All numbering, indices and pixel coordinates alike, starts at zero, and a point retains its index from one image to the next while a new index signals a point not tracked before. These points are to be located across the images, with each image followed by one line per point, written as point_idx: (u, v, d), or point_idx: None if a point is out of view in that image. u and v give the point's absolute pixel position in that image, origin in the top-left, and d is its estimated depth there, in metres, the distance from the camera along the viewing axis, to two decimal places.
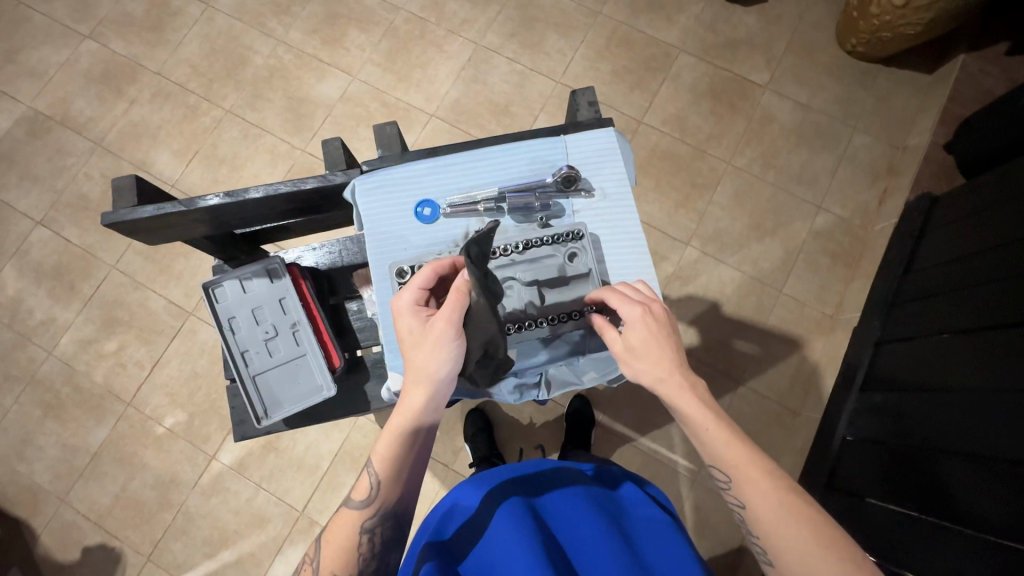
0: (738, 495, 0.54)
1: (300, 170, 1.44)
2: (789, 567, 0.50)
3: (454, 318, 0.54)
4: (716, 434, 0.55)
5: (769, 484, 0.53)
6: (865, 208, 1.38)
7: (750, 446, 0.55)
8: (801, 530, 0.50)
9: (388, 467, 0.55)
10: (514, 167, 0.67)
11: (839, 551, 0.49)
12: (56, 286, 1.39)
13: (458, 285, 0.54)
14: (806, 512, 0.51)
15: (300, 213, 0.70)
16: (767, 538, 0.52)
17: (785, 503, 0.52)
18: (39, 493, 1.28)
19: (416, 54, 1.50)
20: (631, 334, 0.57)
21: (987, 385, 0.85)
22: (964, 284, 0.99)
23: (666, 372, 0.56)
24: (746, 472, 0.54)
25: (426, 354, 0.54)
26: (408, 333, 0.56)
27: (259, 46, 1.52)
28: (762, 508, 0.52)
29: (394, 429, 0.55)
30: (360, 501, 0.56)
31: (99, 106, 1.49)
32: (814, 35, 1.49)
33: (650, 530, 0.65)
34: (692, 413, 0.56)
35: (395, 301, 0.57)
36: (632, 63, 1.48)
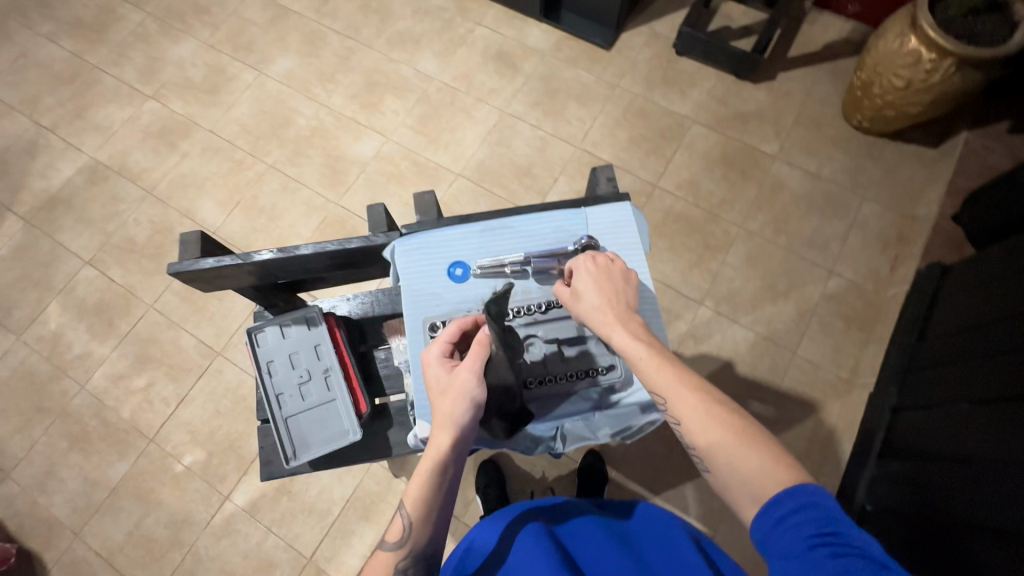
0: (673, 414, 0.55)
1: (332, 222, 1.53)
2: (725, 477, 0.51)
3: (476, 368, 0.57)
4: (648, 358, 0.57)
5: (700, 397, 0.54)
6: (878, 274, 1.41)
7: (678, 365, 0.57)
8: (730, 438, 0.52)
9: (419, 507, 0.56)
10: (539, 235, 0.73)
11: (766, 449, 0.51)
12: (95, 323, 1.46)
13: (480, 339, 0.58)
14: (734, 418, 0.53)
15: (342, 268, 0.76)
16: (703, 451, 0.53)
17: (712, 408, 0.54)
18: (55, 526, 1.30)
19: (446, 119, 1.62)
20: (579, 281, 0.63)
21: (999, 456, 0.85)
22: (978, 353, 1.00)
23: (603, 309, 0.61)
24: (676, 389, 0.55)
25: (451, 401, 0.56)
26: (436, 382, 0.58)
27: (304, 109, 1.66)
28: (697, 421, 0.53)
29: (424, 471, 0.56)
30: (394, 543, 0.56)
31: (154, 158, 1.62)
32: (821, 110, 1.57)
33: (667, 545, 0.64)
34: (627, 345, 0.58)
35: (424, 354, 0.61)
36: (647, 131, 1.58)
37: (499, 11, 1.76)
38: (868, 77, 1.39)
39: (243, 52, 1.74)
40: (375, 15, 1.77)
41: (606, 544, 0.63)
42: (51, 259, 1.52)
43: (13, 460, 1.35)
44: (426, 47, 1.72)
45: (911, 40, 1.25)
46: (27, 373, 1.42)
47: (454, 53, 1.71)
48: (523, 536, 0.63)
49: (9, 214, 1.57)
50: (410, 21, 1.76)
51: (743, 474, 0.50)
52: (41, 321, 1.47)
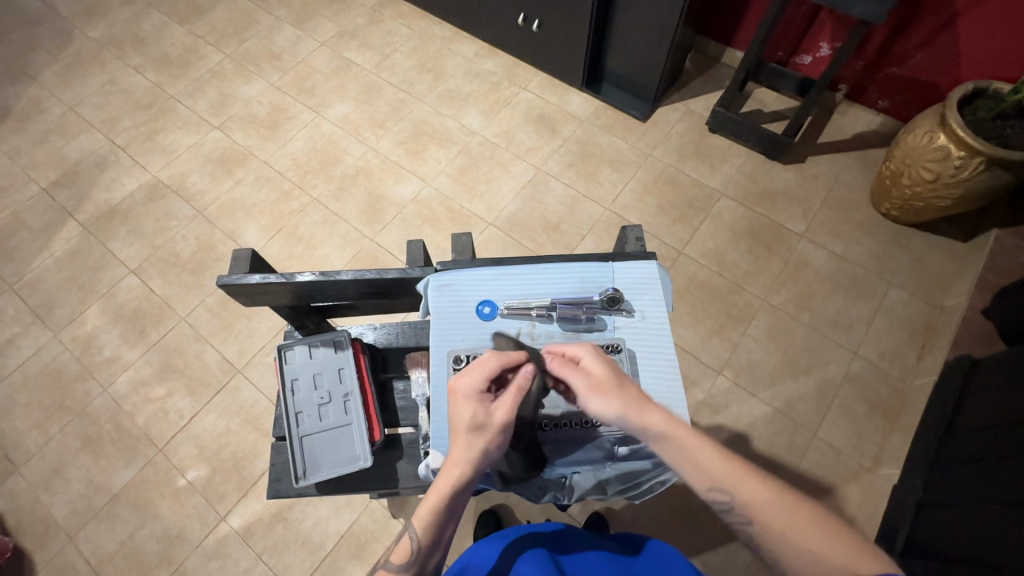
0: (743, 512, 0.54)
1: (365, 256, 1.59)
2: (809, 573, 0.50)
3: (513, 410, 0.59)
4: (710, 454, 0.56)
5: (769, 490, 0.54)
6: (903, 361, 1.38)
7: (736, 457, 0.56)
8: (810, 534, 0.51)
9: (430, 531, 0.55)
10: (566, 283, 0.75)
11: (845, 545, 0.50)
12: (128, 328, 1.52)
13: (521, 383, 0.60)
14: (805, 512, 0.52)
15: (374, 296, 0.79)
16: (778, 544, 0.52)
17: (784, 502, 0.53)
18: (52, 526, 1.30)
19: (484, 171, 1.71)
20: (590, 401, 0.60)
21: None
22: (1007, 454, 0.96)
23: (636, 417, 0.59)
24: (744, 484, 0.54)
25: (485, 441, 0.58)
26: (471, 414, 0.58)
27: (353, 150, 1.77)
28: (770, 516, 0.52)
29: (441, 496, 0.56)
30: (397, 566, 0.54)
31: (209, 182, 1.74)
32: (849, 195, 1.61)
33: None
34: (680, 442, 0.57)
35: (458, 383, 0.60)
36: (676, 199, 1.63)
37: (544, 79, 1.88)
38: (897, 168, 1.42)
39: (305, 96, 1.89)
40: (429, 73, 1.92)
41: None
42: (100, 265, 1.61)
43: (26, 455, 1.37)
44: (472, 105, 1.84)
45: (940, 137, 1.29)
46: (56, 370, 1.47)
47: (499, 112, 1.82)
48: (526, 561, 0.60)
49: (70, 219, 1.68)
50: (461, 81, 1.90)
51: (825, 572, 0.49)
52: (79, 322, 1.54)
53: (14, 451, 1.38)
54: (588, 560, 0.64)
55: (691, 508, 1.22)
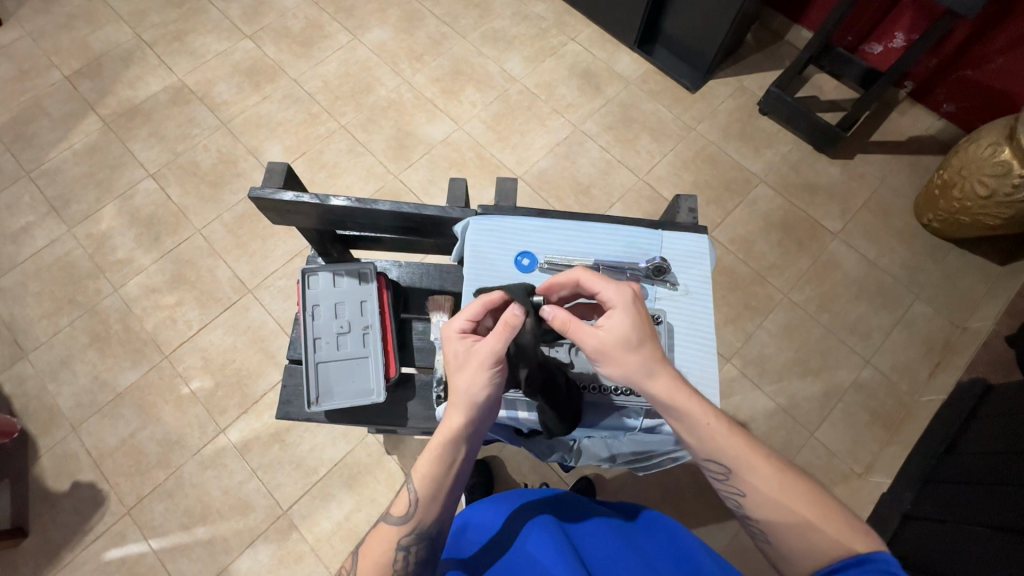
0: (737, 483, 0.56)
1: (387, 192, 1.56)
2: (793, 549, 0.53)
3: (498, 344, 0.57)
4: (717, 427, 0.56)
5: (770, 468, 0.55)
6: (914, 375, 1.37)
7: (744, 433, 0.57)
8: (803, 509, 0.53)
9: (426, 483, 0.57)
10: (612, 246, 0.73)
11: (834, 520, 0.52)
12: (143, 233, 1.51)
13: (508, 319, 0.57)
14: (804, 490, 0.54)
15: (406, 232, 0.77)
16: (768, 520, 0.54)
17: (781, 477, 0.55)
18: (56, 415, 1.33)
19: (520, 121, 1.64)
20: (613, 318, 0.57)
21: None
22: (1004, 480, 0.96)
23: (656, 367, 0.57)
24: (744, 462, 0.55)
25: (469, 378, 0.57)
26: (454, 356, 0.59)
27: (387, 80, 1.70)
28: (764, 492, 0.54)
29: (434, 444, 0.57)
30: (398, 518, 0.57)
31: (236, 94, 1.68)
32: (892, 200, 1.55)
33: (676, 551, 0.61)
34: (689, 409, 0.56)
35: (445, 329, 0.61)
36: (713, 179, 1.58)
37: (594, 32, 1.78)
38: (950, 178, 1.36)
39: (343, 15, 1.79)
40: (475, 9, 1.81)
41: (615, 548, 0.60)
42: (118, 164, 1.58)
43: (35, 342, 1.39)
44: (516, 49, 1.75)
45: (1005, 151, 1.23)
46: (68, 265, 1.47)
47: (543, 61, 1.73)
48: (527, 525, 0.61)
49: (92, 113, 1.64)
50: (508, 22, 1.79)
51: (810, 546, 0.52)
52: (94, 219, 1.52)
53: (24, 337, 1.39)
54: (588, 525, 0.64)
55: (679, 486, 1.24)
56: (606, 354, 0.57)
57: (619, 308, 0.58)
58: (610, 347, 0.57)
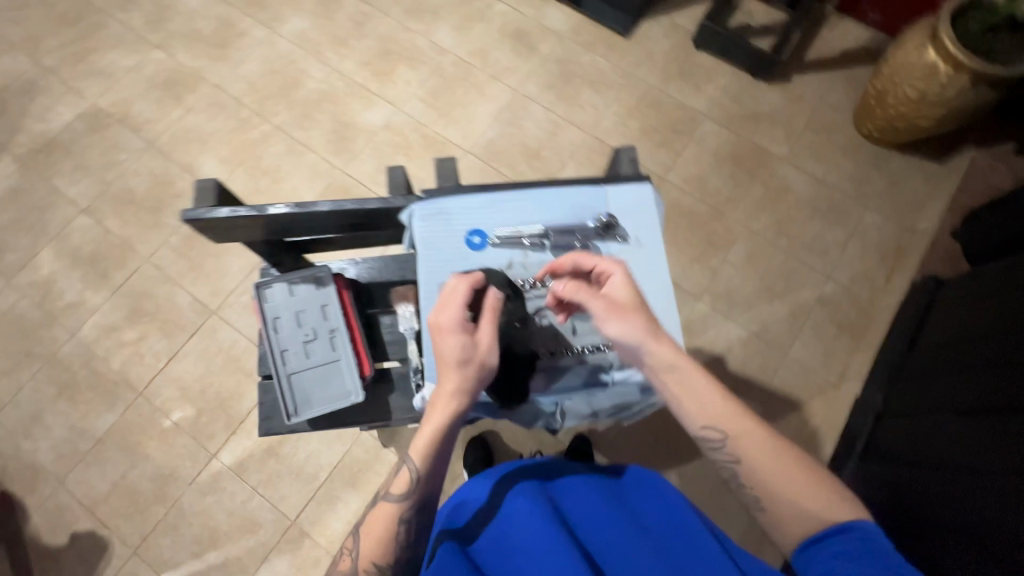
0: (733, 450, 0.59)
1: (336, 188, 1.52)
2: (787, 513, 0.56)
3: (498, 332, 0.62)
4: (713, 392, 0.61)
5: (761, 438, 0.59)
6: (873, 282, 1.43)
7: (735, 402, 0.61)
8: (794, 476, 0.57)
9: (426, 464, 0.60)
10: (559, 211, 0.75)
11: (824, 490, 0.57)
12: (89, 272, 1.44)
13: (494, 302, 0.62)
14: (795, 460, 0.59)
15: (356, 228, 0.75)
16: (762, 485, 0.58)
17: (775, 447, 0.59)
18: (39, 472, 1.29)
19: (459, 94, 1.60)
20: (616, 286, 0.63)
21: (983, 465, 0.87)
22: (965, 368, 1.02)
23: (656, 329, 0.62)
24: (744, 432, 0.59)
25: (480, 368, 0.60)
26: (457, 348, 0.59)
27: (315, 72, 1.63)
28: (759, 459, 0.58)
29: (437, 429, 0.60)
30: (398, 496, 0.61)
31: (157, 110, 1.59)
32: (832, 116, 1.58)
33: (659, 507, 0.65)
34: (688, 369, 0.61)
35: (438, 318, 0.61)
36: (659, 123, 1.58)
37: None
38: (884, 86, 1.39)
39: (255, 8, 1.70)
40: None
41: (611, 512, 0.61)
42: (46, 205, 1.49)
43: None
44: (442, 19, 1.69)
45: (931, 52, 1.25)
46: (16, 318, 1.40)
47: (472, 27, 1.68)
48: (520, 498, 0.61)
49: (4, 154, 1.53)
50: None
51: (804, 513, 0.56)
52: (33, 266, 1.44)
53: None
54: (579, 486, 0.66)
55: (669, 426, 1.29)
56: (613, 313, 0.62)
57: (618, 276, 0.64)
58: (618, 307, 0.62)
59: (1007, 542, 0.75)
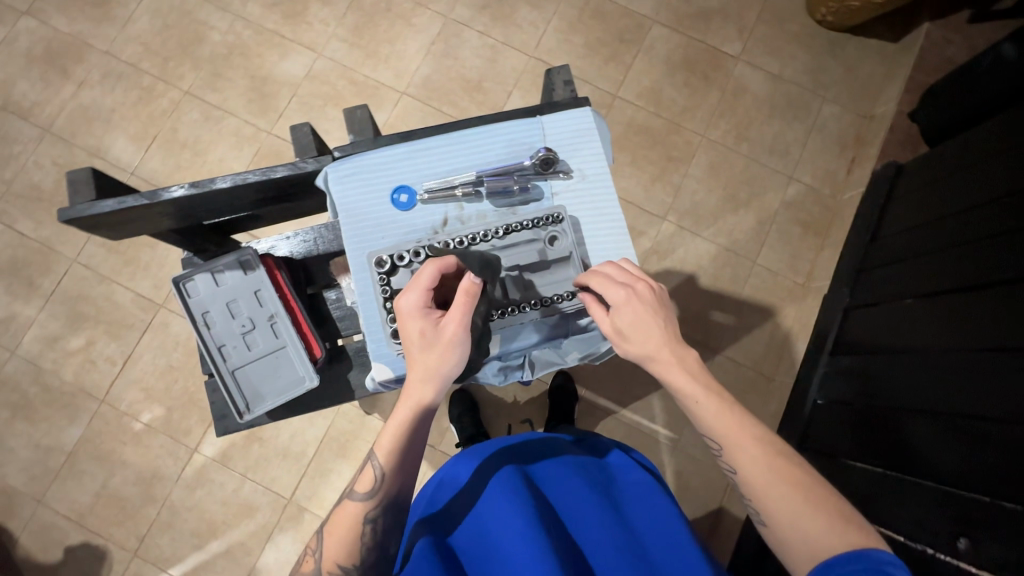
0: (729, 461, 0.59)
1: (267, 153, 1.39)
2: (781, 531, 0.55)
3: (464, 320, 0.58)
4: (708, 407, 0.59)
5: (759, 452, 0.57)
6: (834, 177, 1.41)
7: (738, 412, 0.60)
8: (796, 500, 0.55)
9: (392, 462, 0.60)
10: (492, 152, 0.70)
11: (827, 512, 0.53)
12: (14, 283, 1.32)
13: (467, 287, 0.58)
14: (801, 481, 0.56)
15: (272, 202, 0.70)
16: (757, 498, 0.57)
17: (773, 464, 0.57)
18: (14, 495, 1.25)
19: (383, 28, 1.45)
20: (621, 312, 0.61)
21: (958, 345, 0.88)
22: (928, 250, 1.03)
23: (656, 351, 0.61)
24: (736, 439, 0.58)
25: (439, 356, 0.59)
26: (418, 333, 0.59)
27: (216, 22, 1.44)
28: (755, 473, 0.57)
29: (401, 421, 0.60)
30: (363, 494, 0.61)
31: (44, 89, 1.40)
32: (785, 3, 1.48)
33: (638, 492, 0.70)
34: (685, 386, 0.60)
35: (402, 302, 0.60)
36: (605, 34, 1.46)
37: None
38: None
39: None
40: None
41: (586, 495, 0.67)
42: None
43: None
44: None
45: None
46: None
47: None
48: (495, 484, 0.65)
49: None
50: None
51: (802, 531, 0.53)
52: None
53: None
54: (558, 469, 0.71)
55: None
56: (617, 342, 0.63)
57: (622, 305, 0.61)
58: (623, 336, 0.62)
59: (1003, 424, 0.76)
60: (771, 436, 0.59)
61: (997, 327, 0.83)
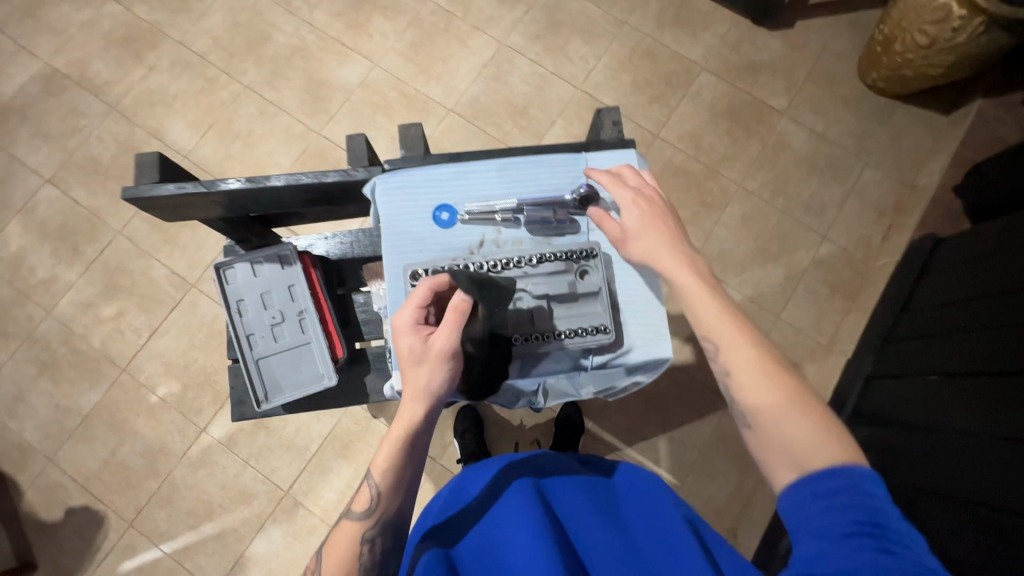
0: (723, 361, 0.57)
1: (313, 153, 1.44)
2: (768, 436, 0.53)
3: (454, 337, 0.59)
4: (708, 304, 0.59)
5: (754, 351, 0.56)
6: (869, 242, 1.39)
7: (736, 315, 0.59)
8: (786, 407, 0.53)
9: (387, 479, 0.61)
10: (535, 182, 0.72)
11: (815, 423, 0.51)
12: (60, 246, 1.39)
13: (457, 304, 0.58)
14: (792, 390, 0.54)
15: (317, 203, 0.73)
16: (746, 400, 0.55)
17: (768, 369, 0.55)
18: (27, 450, 1.29)
19: (439, 47, 1.50)
20: (633, 212, 0.65)
21: (987, 431, 0.84)
22: (962, 327, 1.00)
23: (663, 248, 0.63)
24: (734, 339, 0.57)
25: (428, 373, 0.59)
26: (409, 350, 0.59)
27: (283, 25, 1.51)
28: (749, 371, 0.55)
29: (394, 439, 0.61)
30: (361, 513, 0.61)
31: (116, 70, 1.48)
32: (836, 66, 1.49)
33: (651, 513, 0.68)
34: (687, 281, 0.61)
35: (396, 320, 0.61)
36: (653, 76, 1.49)
37: None
38: (891, 32, 1.30)
39: None
40: None
41: (596, 517, 0.66)
42: (7, 175, 1.42)
43: None
44: None
45: None
46: None
47: None
48: (510, 499, 0.66)
49: None
50: None
51: (788, 438, 0.51)
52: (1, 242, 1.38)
53: None
54: (569, 487, 0.71)
55: (659, 392, 1.29)
56: (627, 239, 0.66)
57: (635, 204, 0.66)
58: (634, 231, 0.65)
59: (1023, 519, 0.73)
60: (765, 343, 0.58)
61: (1015, 416, 0.81)
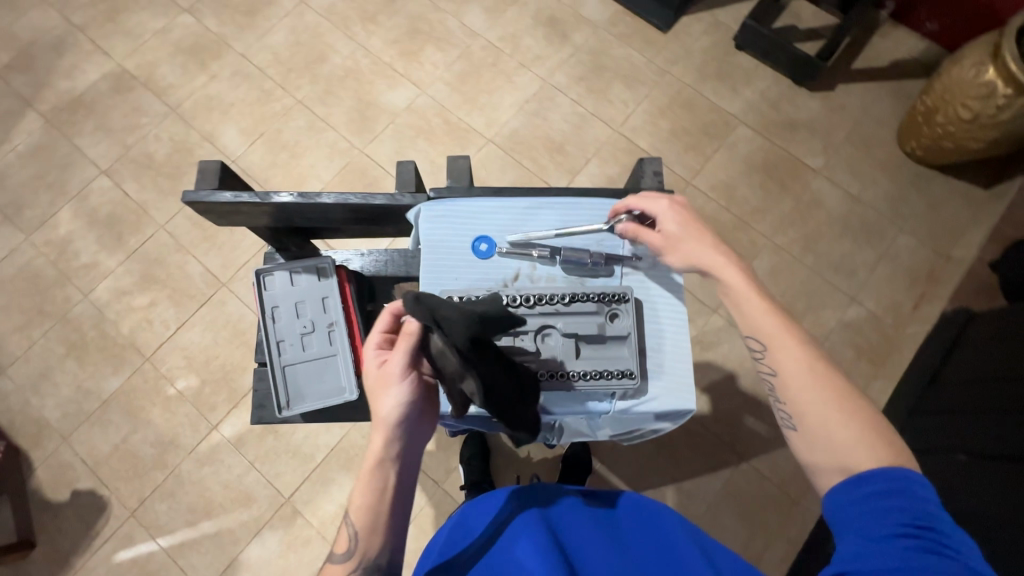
0: (770, 361, 0.60)
1: (354, 168, 1.49)
2: (812, 433, 0.56)
3: (404, 359, 0.61)
4: (756, 306, 0.62)
5: (802, 351, 0.59)
6: (899, 309, 1.37)
7: (783, 316, 0.61)
8: (833, 411, 0.56)
9: (362, 518, 0.59)
10: (574, 222, 0.74)
11: (859, 422, 0.54)
12: (105, 234, 1.45)
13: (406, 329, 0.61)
14: (839, 387, 0.57)
15: (360, 222, 0.76)
16: (794, 399, 0.58)
17: (814, 368, 0.58)
18: (45, 427, 1.32)
19: (486, 80, 1.56)
20: (670, 221, 0.67)
21: (1000, 516, 0.81)
22: (990, 407, 0.97)
23: (706, 252, 0.65)
24: (782, 339, 0.60)
25: (381, 395, 0.61)
26: (369, 377, 0.63)
27: (341, 47, 1.59)
28: (796, 372, 0.58)
29: (363, 472, 0.60)
30: (342, 556, 0.58)
31: (181, 75, 1.57)
32: (875, 130, 1.50)
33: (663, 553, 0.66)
34: (733, 282, 0.63)
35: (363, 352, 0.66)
36: (690, 125, 1.52)
37: None
38: (933, 104, 1.31)
39: None
40: None
41: (604, 556, 0.64)
42: (67, 163, 1.50)
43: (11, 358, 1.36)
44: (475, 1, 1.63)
45: (990, 71, 1.18)
46: (32, 274, 1.42)
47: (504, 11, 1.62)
48: (516, 538, 0.64)
49: (29, 109, 1.53)
50: None
51: (830, 439, 0.55)
52: (51, 224, 1.45)
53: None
54: (576, 523, 0.69)
55: (671, 439, 1.27)
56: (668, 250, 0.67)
57: (666, 214, 0.67)
58: (671, 243, 0.67)
59: None
60: (814, 343, 0.61)
61: None
